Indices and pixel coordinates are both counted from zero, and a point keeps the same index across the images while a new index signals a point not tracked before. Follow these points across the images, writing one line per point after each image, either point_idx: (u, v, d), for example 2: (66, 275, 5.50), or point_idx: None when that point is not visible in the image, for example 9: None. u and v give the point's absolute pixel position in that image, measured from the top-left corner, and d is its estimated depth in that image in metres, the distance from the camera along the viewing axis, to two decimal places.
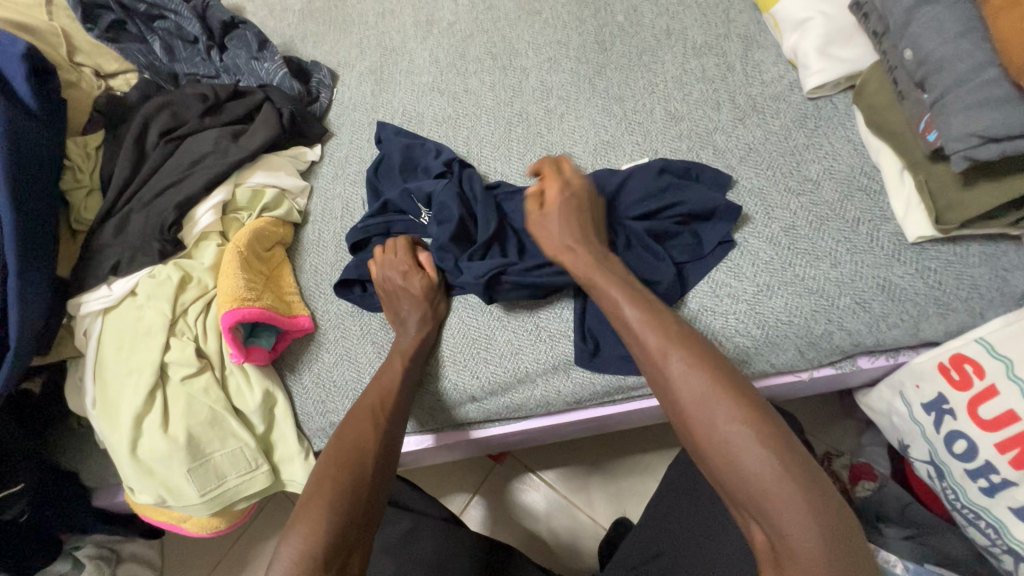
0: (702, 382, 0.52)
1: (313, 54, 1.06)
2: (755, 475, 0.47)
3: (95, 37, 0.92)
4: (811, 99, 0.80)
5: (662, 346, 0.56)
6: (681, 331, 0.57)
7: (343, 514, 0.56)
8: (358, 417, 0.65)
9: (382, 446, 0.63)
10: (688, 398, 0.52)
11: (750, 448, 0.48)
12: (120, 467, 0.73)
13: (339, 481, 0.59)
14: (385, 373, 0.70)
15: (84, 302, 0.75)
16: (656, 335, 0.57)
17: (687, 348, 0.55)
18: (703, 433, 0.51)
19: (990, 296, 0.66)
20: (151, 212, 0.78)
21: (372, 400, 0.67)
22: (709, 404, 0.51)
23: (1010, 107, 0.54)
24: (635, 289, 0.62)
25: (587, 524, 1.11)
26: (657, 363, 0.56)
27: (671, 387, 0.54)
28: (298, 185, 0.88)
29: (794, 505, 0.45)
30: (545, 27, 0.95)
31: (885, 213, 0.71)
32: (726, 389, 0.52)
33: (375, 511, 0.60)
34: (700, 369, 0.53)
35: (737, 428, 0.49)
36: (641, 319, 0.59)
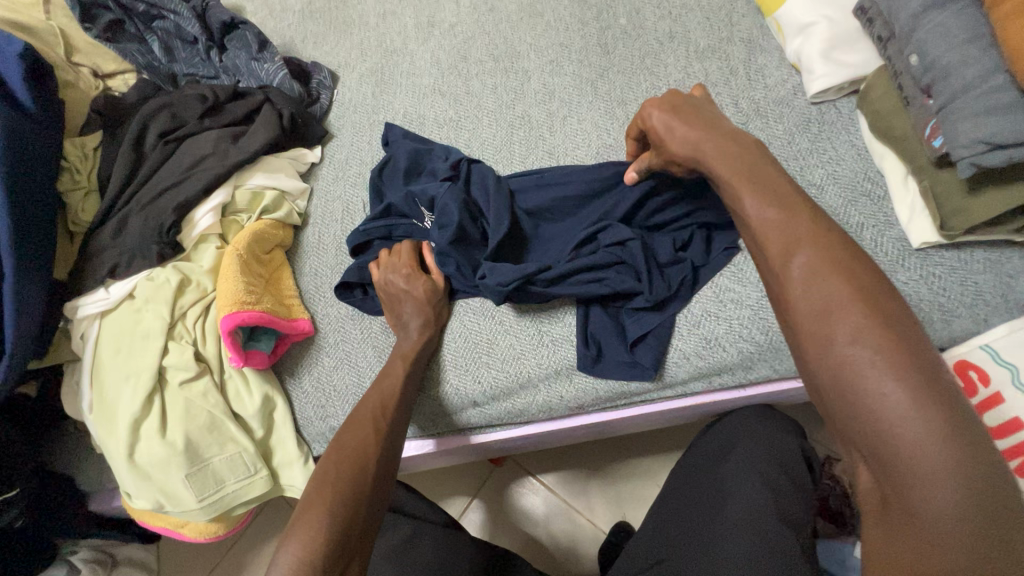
0: (827, 293, 0.46)
1: (313, 55, 1.05)
2: (878, 405, 0.41)
3: (93, 37, 0.91)
4: (814, 104, 0.80)
5: (792, 250, 0.49)
6: (819, 234, 0.50)
7: (342, 521, 0.55)
8: (360, 420, 0.65)
9: (383, 450, 0.63)
10: (811, 309, 0.46)
11: (879, 374, 0.41)
12: (117, 473, 0.72)
13: (339, 487, 0.58)
14: (387, 376, 0.70)
15: (81, 305, 0.74)
16: (783, 237, 0.50)
17: (820, 253, 0.48)
18: (820, 352, 0.45)
19: (995, 302, 0.65)
20: (149, 214, 0.77)
21: (371, 404, 0.67)
22: (836, 319, 0.45)
23: (1018, 114, 0.54)
24: (772, 186, 0.54)
25: (587, 529, 1.11)
26: (780, 265, 0.50)
27: (790, 297, 0.48)
28: (297, 187, 0.87)
29: (925, 446, 0.39)
30: (547, 29, 0.95)
31: (889, 218, 0.70)
32: (859, 303, 0.45)
33: (375, 516, 0.59)
34: (836, 278, 0.46)
35: (869, 351, 0.42)
36: (766, 218, 0.52)
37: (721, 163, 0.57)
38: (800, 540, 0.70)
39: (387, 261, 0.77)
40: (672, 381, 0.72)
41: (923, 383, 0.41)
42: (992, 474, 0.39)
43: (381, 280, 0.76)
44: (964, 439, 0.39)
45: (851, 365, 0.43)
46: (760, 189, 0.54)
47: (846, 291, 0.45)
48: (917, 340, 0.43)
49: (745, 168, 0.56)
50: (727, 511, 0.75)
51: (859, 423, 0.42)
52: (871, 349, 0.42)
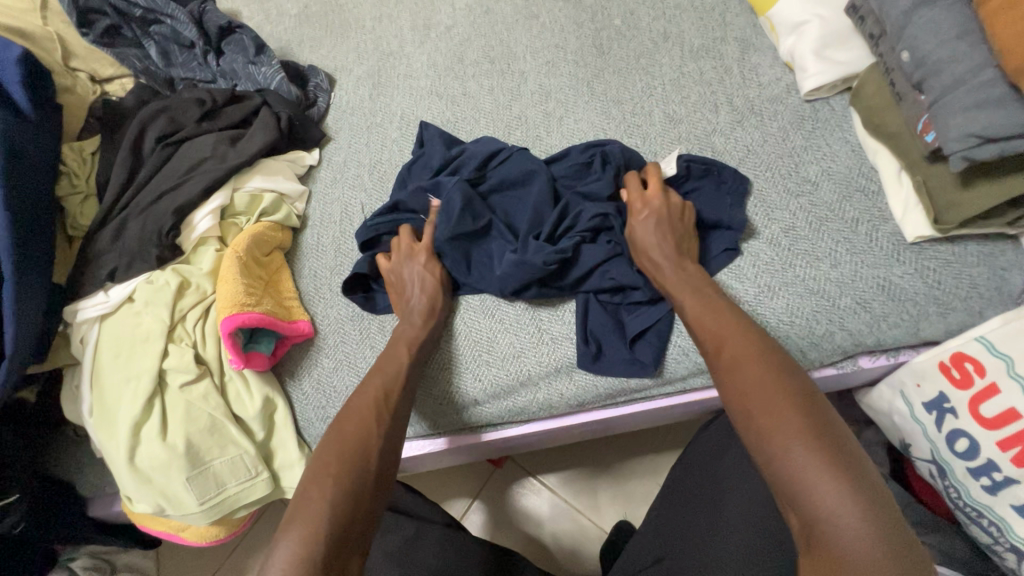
0: (743, 374, 0.56)
1: (310, 59, 1.06)
2: (791, 467, 0.48)
3: (90, 42, 0.91)
4: (808, 101, 0.81)
5: (722, 341, 0.60)
6: (740, 328, 0.60)
7: (344, 518, 0.55)
8: (363, 413, 0.64)
9: (386, 446, 0.62)
10: (737, 388, 0.56)
11: (791, 442, 0.49)
12: (117, 477, 0.72)
13: (341, 482, 0.58)
14: (387, 366, 0.69)
15: (80, 309, 0.74)
16: (713, 331, 0.61)
17: (743, 342, 0.59)
18: (744, 427, 0.54)
19: (989, 295, 0.66)
20: (148, 217, 0.77)
21: (374, 392, 0.66)
22: (755, 396, 0.54)
23: (1008, 108, 0.55)
24: (708, 290, 0.66)
25: (589, 529, 1.11)
26: (712, 355, 0.61)
27: (721, 380, 0.58)
28: (296, 190, 0.88)
29: (824, 499, 0.46)
30: (543, 31, 0.96)
31: (884, 213, 0.71)
32: (769, 381, 0.54)
33: (376, 513, 0.59)
34: (754, 363, 0.56)
35: (784, 422, 0.51)
36: (699, 312, 0.64)
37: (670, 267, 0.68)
38: None
39: (400, 241, 0.78)
40: (671, 377, 0.72)
41: (823, 447, 0.48)
42: (896, 528, 0.44)
43: (392, 262, 0.77)
44: (859, 494, 0.45)
45: (769, 436, 0.51)
46: (697, 290, 0.66)
47: (763, 373, 0.55)
48: (824, 412, 0.51)
49: (691, 275, 0.67)
50: (728, 506, 0.75)
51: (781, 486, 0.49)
52: (785, 421, 0.51)
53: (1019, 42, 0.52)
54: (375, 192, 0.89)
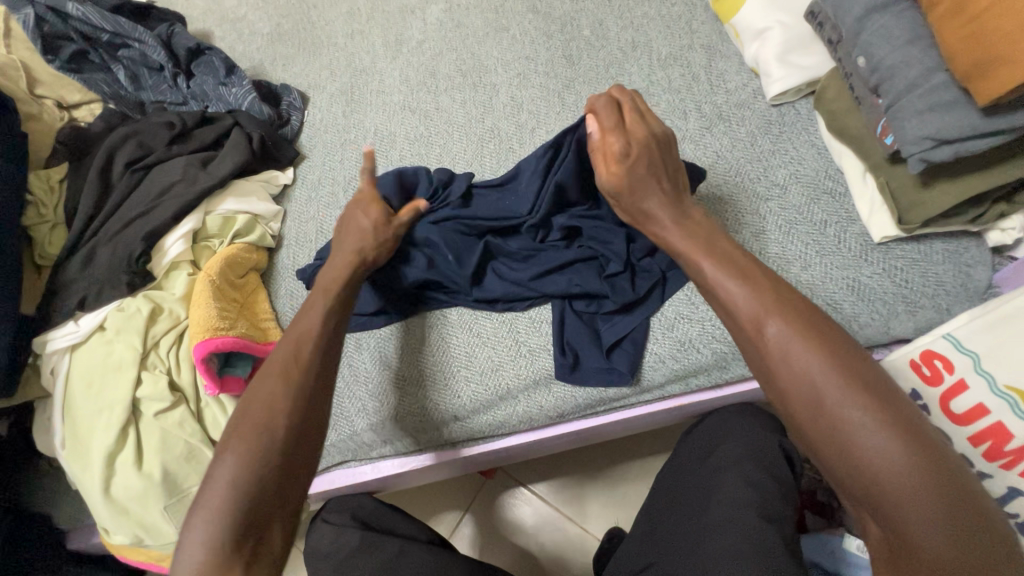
0: (807, 359, 0.49)
1: (282, 78, 1.06)
2: (875, 467, 0.44)
3: (56, 69, 0.90)
4: (774, 106, 0.82)
5: (770, 323, 0.51)
6: (782, 299, 0.53)
7: (246, 492, 0.50)
8: (270, 373, 0.57)
9: (297, 406, 0.55)
10: (796, 380, 0.49)
11: (870, 437, 0.45)
12: (92, 509, 0.71)
13: (240, 456, 0.52)
14: (302, 320, 0.62)
15: (49, 340, 0.73)
16: (758, 307, 0.53)
17: (795, 323, 0.51)
18: (811, 420, 0.48)
19: (956, 291, 0.68)
20: (118, 244, 0.76)
21: (285, 349, 0.59)
22: (824, 389, 0.47)
23: (960, 109, 0.56)
24: (734, 257, 0.57)
25: (583, 538, 1.10)
26: (754, 334, 0.52)
27: (772, 365, 0.51)
28: (270, 210, 0.87)
29: (918, 499, 0.43)
30: (513, 43, 0.96)
31: (851, 214, 0.72)
32: (838, 368, 0.48)
33: (296, 482, 0.54)
34: (809, 347, 0.49)
35: (861, 417, 0.46)
36: (734, 284, 0.55)
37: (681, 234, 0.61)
38: (783, 534, 0.70)
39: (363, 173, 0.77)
40: (649, 385, 0.73)
41: (910, 438, 0.44)
42: (988, 521, 0.42)
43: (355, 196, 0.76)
44: (950, 488, 0.43)
45: (852, 434, 0.46)
46: (720, 256, 0.57)
47: (827, 361, 0.48)
48: (896, 397, 0.47)
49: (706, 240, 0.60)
50: (711, 510, 0.75)
51: (862, 485, 0.45)
52: (861, 415, 0.46)
53: (964, 45, 0.52)
54: None
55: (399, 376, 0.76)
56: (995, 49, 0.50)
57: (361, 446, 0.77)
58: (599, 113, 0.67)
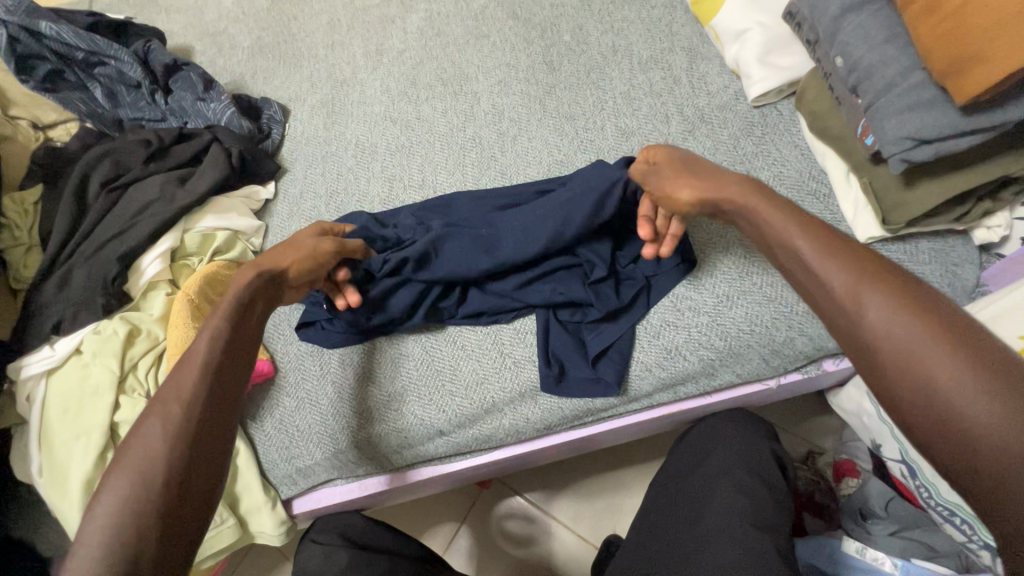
0: (919, 332, 0.40)
1: (263, 91, 1.05)
2: (1012, 464, 0.35)
3: (31, 89, 0.89)
4: (756, 108, 0.81)
5: (854, 289, 0.44)
6: (880, 267, 0.44)
7: (121, 553, 0.43)
8: (150, 412, 0.50)
9: (177, 448, 0.48)
10: (902, 358, 0.40)
11: (1008, 429, 0.36)
12: (71, 536, 0.70)
13: (109, 514, 0.44)
14: (191, 347, 0.55)
15: (24, 365, 0.72)
16: (848, 273, 0.45)
17: (888, 286, 0.43)
18: (921, 404, 0.39)
19: (943, 291, 0.67)
20: (93, 265, 0.75)
21: (171, 393, 0.51)
22: (924, 355, 0.39)
23: (940, 108, 0.55)
24: (804, 217, 0.51)
25: (580, 546, 1.09)
26: (849, 306, 0.44)
27: (870, 340, 0.42)
28: (251, 225, 0.86)
29: None
30: (494, 50, 0.95)
31: (836, 216, 0.71)
32: (958, 340, 0.39)
33: (186, 534, 0.46)
34: (896, 312, 0.42)
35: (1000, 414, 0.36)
36: (821, 253, 0.47)
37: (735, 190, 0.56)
38: (777, 543, 0.69)
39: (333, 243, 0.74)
40: (637, 394, 0.71)
41: None
42: None
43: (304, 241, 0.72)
44: None
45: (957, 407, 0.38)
46: (810, 231, 0.49)
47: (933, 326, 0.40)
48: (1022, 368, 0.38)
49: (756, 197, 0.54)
50: (706, 518, 0.74)
51: (992, 493, 0.36)
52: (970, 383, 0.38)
53: (940, 43, 0.52)
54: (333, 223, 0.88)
55: (368, 395, 0.75)
56: (971, 47, 0.49)
57: (345, 464, 0.75)
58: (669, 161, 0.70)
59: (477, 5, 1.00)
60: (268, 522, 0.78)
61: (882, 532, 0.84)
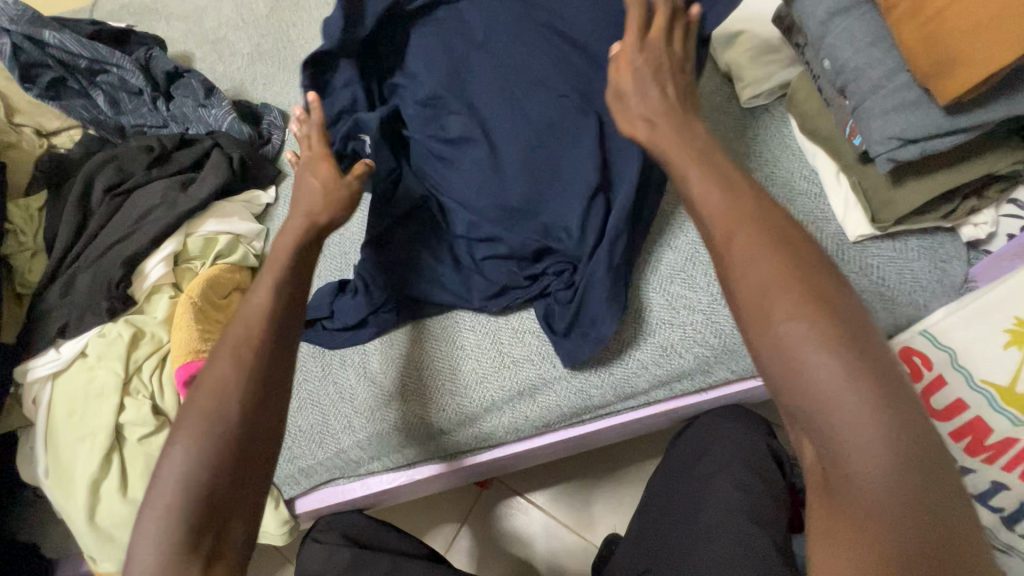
0: (764, 265, 0.41)
1: (263, 96, 1.06)
2: (814, 383, 0.36)
3: (35, 96, 0.91)
4: (748, 110, 0.82)
5: (741, 246, 0.42)
6: (761, 208, 0.44)
7: (206, 481, 0.44)
8: (219, 353, 0.50)
9: (249, 387, 0.48)
10: (752, 289, 0.41)
11: (812, 350, 0.37)
12: (78, 537, 0.71)
13: (192, 443, 0.45)
14: (250, 297, 0.54)
15: (31, 368, 0.73)
16: (728, 208, 0.44)
17: (762, 239, 0.42)
18: (760, 334, 0.39)
19: (933, 287, 0.68)
20: (98, 269, 0.76)
21: (239, 330, 0.51)
22: (783, 308, 0.39)
23: (924, 108, 0.56)
24: (716, 167, 0.48)
25: (581, 545, 1.10)
26: (720, 245, 0.44)
27: (735, 273, 0.42)
28: (252, 229, 0.86)
29: (857, 426, 0.35)
30: None
31: (827, 214, 0.73)
32: (786, 271, 0.40)
33: (258, 470, 0.47)
34: (771, 260, 0.41)
35: (816, 339, 0.37)
36: (714, 188, 0.46)
37: (666, 142, 0.52)
38: (773, 538, 0.70)
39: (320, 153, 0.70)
40: (634, 391, 0.73)
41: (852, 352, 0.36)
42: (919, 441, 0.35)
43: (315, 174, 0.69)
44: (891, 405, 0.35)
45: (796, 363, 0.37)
46: (709, 169, 0.48)
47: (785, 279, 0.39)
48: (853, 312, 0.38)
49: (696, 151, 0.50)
50: (703, 514, 0.75)
51: (808, 411, 0.36)
52: (813, 342, 0.37)
53: (923, 46, 0.53)
54: None
55: (368, 394, 0.76)
56: (952, 50, 0.51)
57: (348, 463, 0.77)
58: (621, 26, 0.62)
59: None
60: (273, 521, 0.80)
61: None
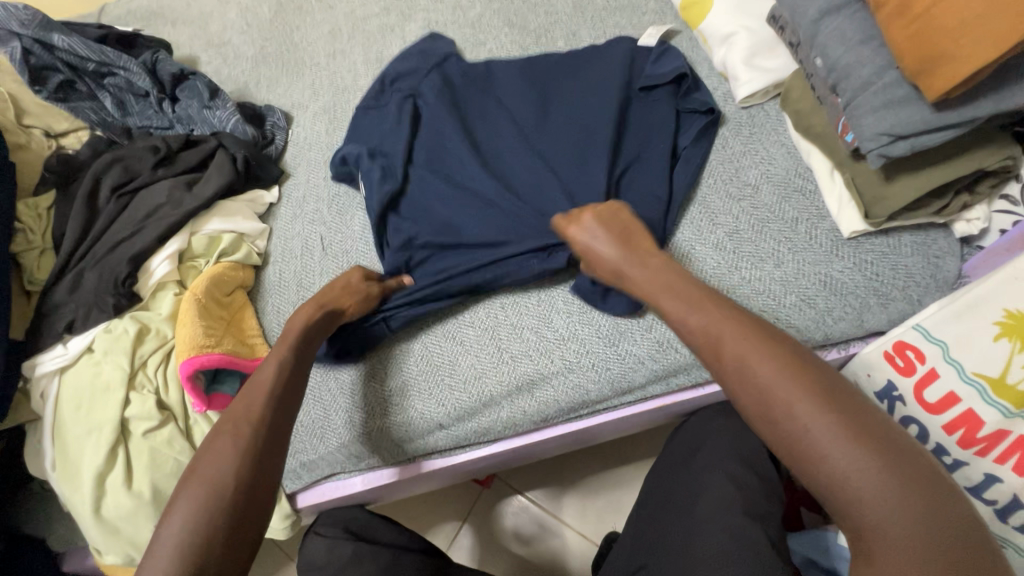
0: (760, 367, 0.49)
1: (267, 98, 1.08)
2: (837, 470, 0.44)
3: (44, 99, 0.92)
4: (744, 108, 0.84)
5: (743, 353, 0.50)
6: (736, 317, 0.53)
7: (196, 550, 0.49)
8: (223, 429, 0.57)
9: (248, 461, 0.55)
10: (754, 390, 0.49)
11: (826, 439, 0.45)
12: (84, 529, 0.72)
13: (188, 511, 0.51)
14: (256, 376, 0.63)
15: (39, 363, 0.74)
16: (712, 324, 0.53)
17: (766, 346, 0.50)
18: (770, 429, 0.47)
19: (925, 282, 0.69)
20: (104, 267, 0.78)
21: (240, 409, 0.59)
22: (796, 413, 0.46)
23: (914, 105, 0.57)
24: (680, 289, 0.58)
25: (580, 543, 1.11)
26: (714, 357, 0.52)
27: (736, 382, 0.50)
28: (255, 228, 0.89)
29: (878, 500, 0.42)
30: (490, 57, 0.99)
31: (821, 211, 0.74)
32: (784, 367, 0.48)
33: (241, 540, 0.52)
34: (776, 365, 0.48)
35: (824, 427, 0.45)
36: (692, 309, 0.55)
37: (635, 271, 0.63)
38: (767, 532, 0.70)
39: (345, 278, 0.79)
40: (631, 386, 0.74)
41: (859, 433, 0.45)
42: (934, 502, 0.43)
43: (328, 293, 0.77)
44: (903, 476, 0.43)
45: (827, 462, 0.44)
46: (676, 293, 0.58)
47: (797, 382, 0.47)
48: (855, 401, 0.47)
49: (659, 278, 0.60)
50: (701, 507, 0.75)
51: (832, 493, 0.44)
52: (835, 439, 0.44)
53: (910, 43, 0.54)
54: (334, 225, 0.91)
55: (371, 390, 0.78)
56: (939, 47, 0.52)
57: (348, 458, 0.77)
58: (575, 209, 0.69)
59: (474, 13, 1.04)
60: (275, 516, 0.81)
61: None
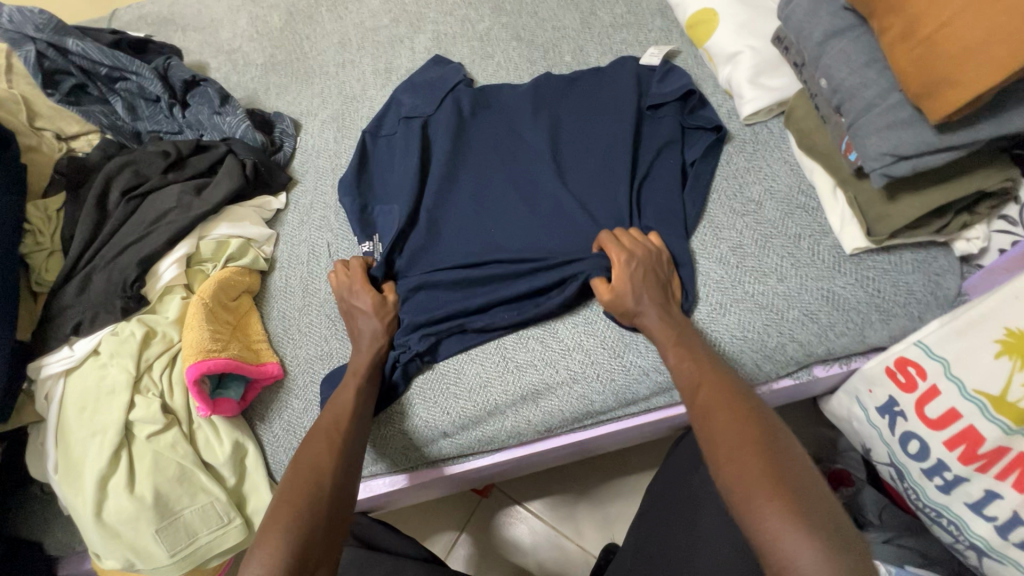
0: (719, 418, 0.59)
1: (276, 106, 1.09)
2: (761, 509, 0.51)
3: (55, 102, 0.92)
4: (748, 125, 0.85)
5: (710, 405, 0.60)
6: (715, 376, 0.63)
7: (305, 537, 0.56)
8: (314, 441, 0.64)
9: (338, 469, 0.62)
10: (712, 435, 0.58)
11: (759, 484, 0.53)
12: (84, 534, 0.71)
13: (291, 507, 0.57)
14: (337, 395, 0.69)
15: (44, 365, 0.74)
16: (693, 378, 0.64)
17: (730, 413, 0.59)
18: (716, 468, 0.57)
19: (926, 300, 0.71)
20: (112, 270, 0.78)
21: (325, 424, 0.66)
22: (736, 456, 0.55)
23: (916, 127, 0.59)
24: (692, 347, 0.66)
25: (578, 555, 1.10)
26: (690, 403, 0.63)
27: (703, 423, 0.60)
28: (263, 233, 0.89)
29: (793, 544, 0.49)
30: (498, 70, 1.00)
31: (824, 227, 0.75)
32: (740, 424, 0.58)
33: (336, 530, 0.59)
34: (733, 419, 0.58)
35: (756, 474, 0.53)
36: (678, 361, 0.65)
37: (648, 330, 0.69)
38: None
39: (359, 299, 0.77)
40: (635, 398, 0.74)
41: (788, 488, 0.52)
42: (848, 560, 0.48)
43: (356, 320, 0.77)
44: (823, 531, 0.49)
45: (760, 522, 0.51)
46: (679, 347, 0.66)
47: (747, 447, 0.55)
48: (803, 477, 0.53)
49: (677, 332, 0.67)
50: (703, 521, 0.75)
51: (758, 530, 0.51)
52: (771, 506, 0.51)
53: (913, 68, 0.56)
54: (341, 232, 0.91)
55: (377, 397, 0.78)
56: (943, 72, 0.53)
57: None
58: (610, 237, 0.73)
59: (482, 27, 1.05)
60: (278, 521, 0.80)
61: (877, 540, 0.83)
